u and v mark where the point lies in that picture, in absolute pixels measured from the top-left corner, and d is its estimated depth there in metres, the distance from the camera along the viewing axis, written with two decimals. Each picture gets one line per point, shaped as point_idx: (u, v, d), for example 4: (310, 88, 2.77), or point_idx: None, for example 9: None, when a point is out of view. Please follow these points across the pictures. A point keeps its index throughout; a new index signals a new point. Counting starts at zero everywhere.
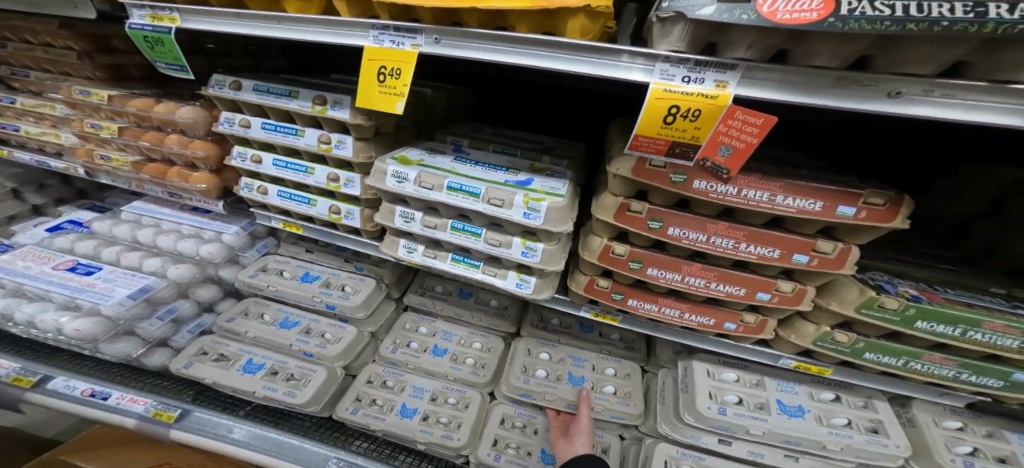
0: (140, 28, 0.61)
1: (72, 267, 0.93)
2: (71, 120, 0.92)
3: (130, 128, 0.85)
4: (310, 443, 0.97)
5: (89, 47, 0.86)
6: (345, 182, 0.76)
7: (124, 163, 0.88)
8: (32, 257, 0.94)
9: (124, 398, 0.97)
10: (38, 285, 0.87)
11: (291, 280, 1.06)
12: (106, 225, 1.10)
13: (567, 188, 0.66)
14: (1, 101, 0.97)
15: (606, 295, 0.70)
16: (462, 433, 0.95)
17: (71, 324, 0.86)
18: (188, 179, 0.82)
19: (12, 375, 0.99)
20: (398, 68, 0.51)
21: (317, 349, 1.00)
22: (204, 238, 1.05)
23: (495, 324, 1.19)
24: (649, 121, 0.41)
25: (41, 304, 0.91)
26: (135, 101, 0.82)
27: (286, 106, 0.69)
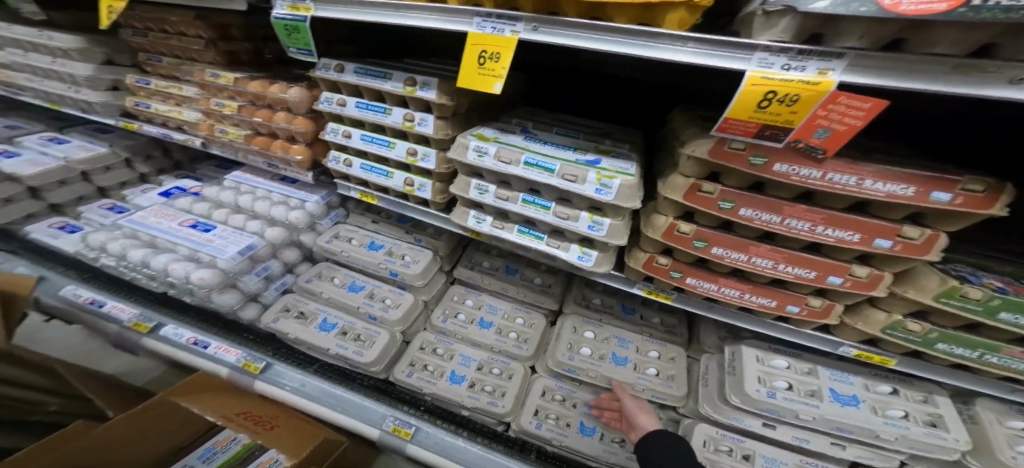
0: (281, 17, 0.69)
1: (193, 224, 1.08)
2: (198, 100, 1.05)
3: (247, 106, 0.98)
4: (369, 401, 1.08)
5: (214, 36, 0.98)
6: (422, 157, 0.85)
7: (237, 136, 1.02)
8: (161, 214, 1.12)
9: (220, 348, 1.11)
10: (170, 238, 1.03)
11: (360, 247, 1.17)
12: (215, 190, 1.23)
13: (636, 169, 0.69)
14: (136, 82, 1.13)
15: (665, 272, 0.73)
16: (506, 401, 1.03)
17: (198, 273, 0.99)
18: (289, 151, 0.95)
19: (133, 320, 1.14)
20: (498, 53, 0.56)
21: (380, 313, 1.10)
22: (290, 205, 1.16)
23: (541, 300, 1.23)
24: (742, 106, 0.43)
25: (172, 254, 1.06)
26: (253, 82, 0.92)
27: (382, 86, 0.79)
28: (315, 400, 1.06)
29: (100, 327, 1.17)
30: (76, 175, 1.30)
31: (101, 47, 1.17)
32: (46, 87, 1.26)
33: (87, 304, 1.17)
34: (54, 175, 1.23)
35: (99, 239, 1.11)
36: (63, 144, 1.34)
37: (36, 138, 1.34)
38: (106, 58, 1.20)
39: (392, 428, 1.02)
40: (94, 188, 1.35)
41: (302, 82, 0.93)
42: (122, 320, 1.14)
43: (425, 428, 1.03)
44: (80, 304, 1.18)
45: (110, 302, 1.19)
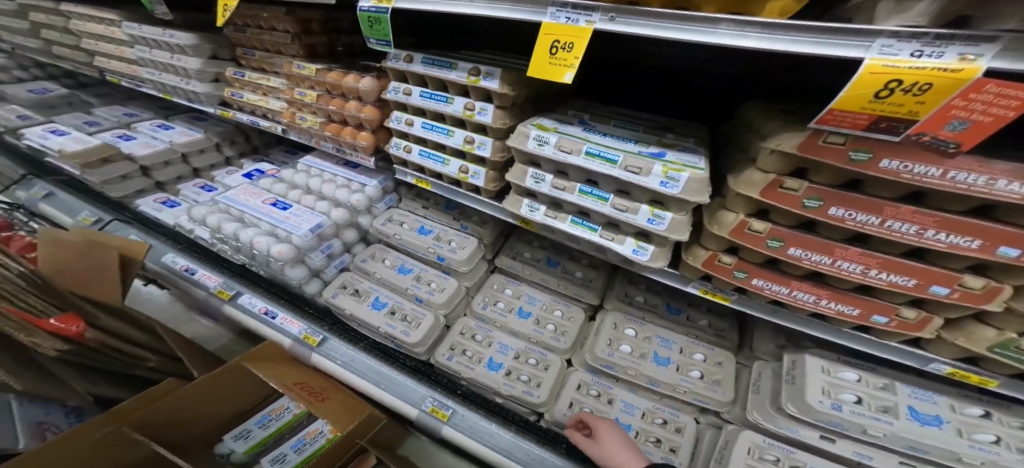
0: (366, 9, 0.72)
1: (274, 202, 1.18)
2: (284, 90, 1.15)
3: (324, 95, 1.07)
4: (410, 381, 1.12)
5: (299, 30, 1.07)
6: (478, 145, 0.86)
7: (315, 124, 1.12)
8: (249, 193, 1.22)
9: (285, 320, 1.20)
10: (255, 213, 1.15)
11: (410, 231, 1.21)
12: (290, 172, 1.32)
13: (705, 163, 0.66)
14: (234, 74, 1.25)
15: (728, 271, 0.70)
16: (542, 391, 1.03)
17: (277, 247, 1.08)
18: (356, 137, 1.04)
19: (217, 287, 1.26)
20: (571, 43, 0.55)
21: (426, 295, 1.14)
22: (353, 188, 1.23)
23: (582, 294, 1.20)
24: (854, 95, 0.41)
25: (255, 229, 1.15)
26: (331, 73, 1.02)
27: (446, 75, 0.83)
28: (363, 376, 1.12)
29: (192, 292, 1.29)
30: (178, 157, 1.56)
31: (209, 43, 1.26)
32: (161, 79, 1.36)
33: (182, 271, 1.30)
34: (162, 156, 1.50)
35: (201, 212, 1.26)
36: (168, 129, 1.62)
37: (148, 125, 1.64)
38: (211, 54, 1.30)
39: (430, 408, 1.07)
40: (190, 169, 1.60)
41: (372, 72, 1.00)
42: (209, 286, 1.26)
43: (461, 411, 1.06)
44: (177, 269, 1.31)
45: (200, 270, 1.31)
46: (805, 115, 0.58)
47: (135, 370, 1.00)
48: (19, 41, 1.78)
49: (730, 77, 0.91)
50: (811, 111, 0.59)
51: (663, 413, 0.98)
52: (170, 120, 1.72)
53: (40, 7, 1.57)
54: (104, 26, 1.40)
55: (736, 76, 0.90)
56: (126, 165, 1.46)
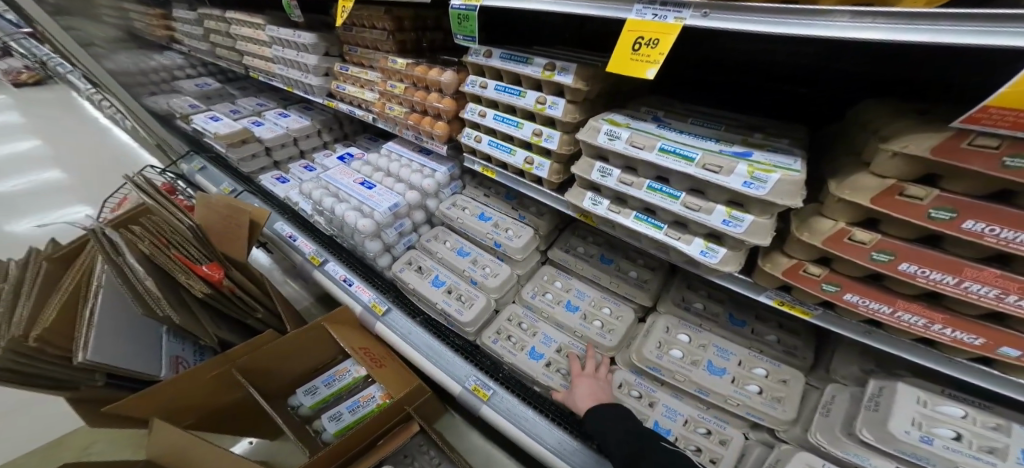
0: (456, 7, 0.77)
1: (361, 182, 1.32)
2: (378, 82, 1.28)
3: (410, 88, 1.17)
4: (457, 358, 1.19)
5: (393, 27, 1.19)
6: (546, 137, 0.90)
7: (400, 113, 1.22)
8: (342, 172, 1.37)
9: (359, 287, 1.33)
10: (346, 191, 1.29)
11: (472, 217, 1.28)
12: (375, 156, 1.46)
13: (800, 164, 0.59)
14: (340, 69, 1.40)
15: (814, 283, 0.62)
16: None
17: (362, 221, 1.21)
18: (434, 126, 1.13)
19: (311, 254, 1.43)
20: (656, 39, 0.55)
21: (481, 279, 1.20)
22: (425, 173, 1.33)
23: (636, 295, 1.18)
24: (1015, 91, 0.33)
25: (345, 204, 1.28)
26: (418, 67, 1.11)
27: (521, 70, 0.87)
28: (415, 347, 1.21)
29: (291, 255, 1.48)
30: (290, 140, 1.87)
31: (324, 41, 1.41)
32: (287, 74, 1.55)
33: (287, 237, 1.49)
34: (279, 139, 1.83)
35: (306, 186, 1.43)
36: (285, 118, 1.94)
37: (272, 113, 1.99)
38: (325, 51, 1.44)
39: (472, 386, 1.13)
40: (298, 151, 1.92)
41: (455, 66, 1.07)
42: (305, 252, 1.44)
43: (501, 393, 1.11)
44: (283, 236, 1.50)
45: (300, 238, 1.48)
46: (943, 111, 0.49)
47: (247, 320, 1.17)
48: (186, 43, 2.19)
49: (844, 71, 0.81)
50: (952, 107, 0.50)
51: (707, 423, 0.95)
52: (286, 109, 2.09)
53: (205, 15, 1.89)
54: (246, 28, 1.66)
55: (852, 71, 0.80)
56: (256, 146, 1.81)
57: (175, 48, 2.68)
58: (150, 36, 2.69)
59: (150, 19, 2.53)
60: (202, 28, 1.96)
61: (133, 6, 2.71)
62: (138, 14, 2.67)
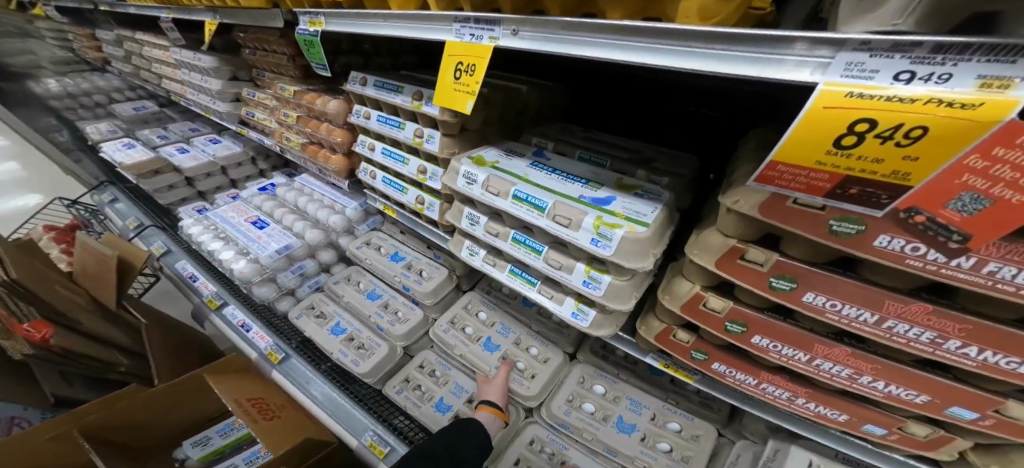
0: (302, 32, 0.69)
1: (254, 221, 1.25)
2: (277, 111, 1.19)
3: (305, 117, 1.08)
4: (358, 409, 1.02)
5: (294, 52, 1.09)
6: (430, 176, 0.80)
7: (297, 145, 1.13)
8: (236, 210, 1.30)
9: (256, 334, 1.18)
10: (234, 231, 1.21)
11: (384, 257, 1.16)
12: (284, 190, 1.38)
13: (656, 214, 0.52)
14: (249, 95, 1.30)
15: (684, 351, 0.55)
16: (534, 384, 0.93)
17: (239, 266, 1.14)
18: (330, 160, 1.03)
19: (209, 296, 1.28)
20: (474, 65, 0.49)
21: (387, 325, 1.09)
22: (335, 209, 1.27)
23: (557, 340, 1.03)
24: (800, 145, 0.28)
25: (230, 246, 1.21)
26: (308, 95, 1.01)
27: (392, 100, 0.78)
28: (314, 400, 1.05)
29: (192, 297, 1.33)
30: (218, 169, 1.76)
31: (228, 65, 1.32)
32: (200, 99, 1.45)
33: (187, 278, 1.34)
34: (204, 169, 1.71)
35: (193, 228, 1.29)
36: (216, 144, 1.84)
37: (202, 140, 1.87)
38: (233, 75, 1.35)
39: (368, 443, 0.95)
40: (228, 180, 1.81)
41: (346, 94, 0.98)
42: (203, 294, 1.29)
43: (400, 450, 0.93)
44: (183, 276, 1.35)
45: (201, 277, 1.33)
46: None
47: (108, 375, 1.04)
48: (117, 67, 2.08)
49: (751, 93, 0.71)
50: None
51: None
52: (220, 135, 1.98)
53: (126, 38, 1.79)
54: (159, 51, 1.56)
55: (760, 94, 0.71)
56: (173, 176, 1.69)
57: (114, 70, 2.55)
58: (89, 58, 2.57)
59: (85, 41, 2.42)
60: (126, 51, 1.86)
61: (71, 27, 2.59)
62: (75, 35, 2.54)
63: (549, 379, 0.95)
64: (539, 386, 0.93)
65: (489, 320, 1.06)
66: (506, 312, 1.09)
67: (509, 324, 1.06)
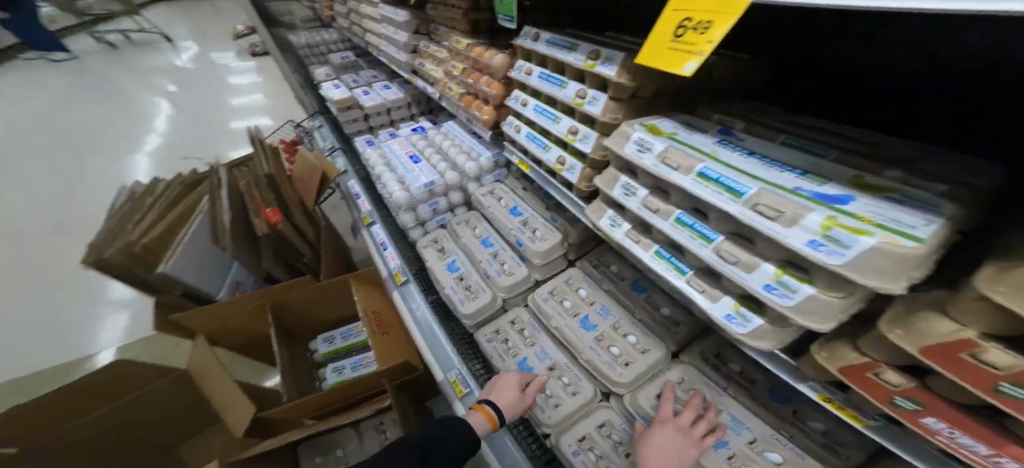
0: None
1: (411, 156, 1.43)
2: (445, 62, 1.31)
3: (468, 69, 1.16)
4: (450, 348, 1.12)
5: (468, 6, 1.16)
6: (581, 137, 0.79)
7: (455, 93, 1.22)
8: (400, 145, 1.50)
9: (390, 254, 1.36)
10: (396, 163, 1.41)
11: (504, 209, 1.23)
12: (434, 132, 1.54)
13: (931, 226, 0.37)
14: (424, 47, 1.46)
15: (880, 398, 0.39)
16: (628, 371, 0.90)
17: (395, 193, 1.32)
18: (481, 110, 1.10)
19: (364, 213, 1.53)
20: (705, 22, 0.43)
21: (494, 274, 1.15)
22: (470, 155, 1.35)
23: (662, 334, 0.96)
24: None
25: (391, 174, 1.41)
26: (476, 48, 1.08)
27: (563, 57, 0.78)
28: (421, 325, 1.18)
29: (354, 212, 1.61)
30: (384, 109, 2.04)
31: (414, 19, 1.49)
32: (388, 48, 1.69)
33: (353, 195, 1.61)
34: (376, 108, 2.01)
35: (370, 153, 1.54)
36: (387, 88, 2.13)
37: (378, 83, 2.19)
38: (416, 28, 1.52)
39: (452, 380, 1.06)
40: (390, 119, 2.08)
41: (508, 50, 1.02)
42: (362, 211, 1.54)
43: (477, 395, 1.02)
44: (351, 193, 1.63)
45: (361, 197, 1.59)
46: None
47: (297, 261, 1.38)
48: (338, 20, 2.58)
49: None
50: None
51: None
52: (390, 81, 2.29)
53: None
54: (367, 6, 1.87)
55: None
56: (358, 112, 2.02)
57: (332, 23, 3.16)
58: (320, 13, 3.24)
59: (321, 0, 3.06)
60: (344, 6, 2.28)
61: None
62: None
63: (644, 371, 0.90)
64: (633, 375, 0.89)
65: (588, 299, 1.05)
66: (606, 293, 1.05)
67: (609, 305, 1.03)
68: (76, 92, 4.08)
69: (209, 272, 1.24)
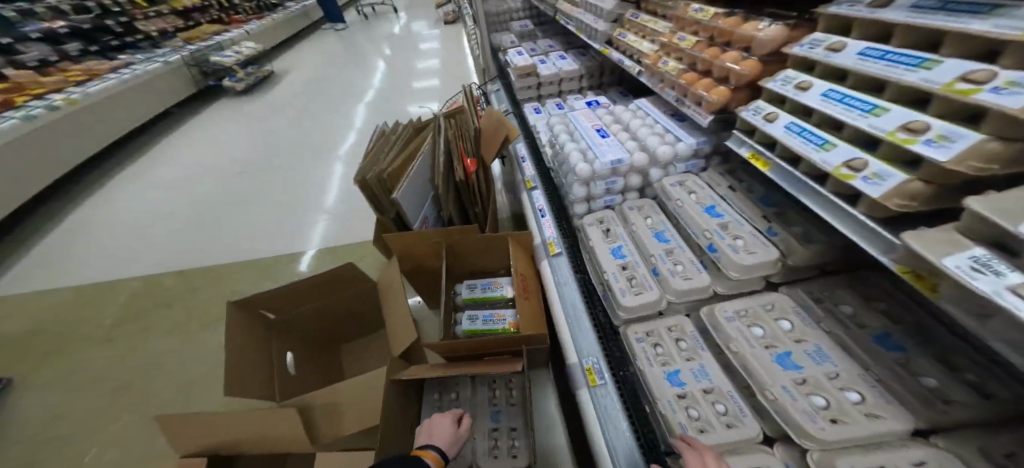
0: None
1: (597, 128, 1.39)
2: (664, 33, 1.23)
3: (703, 41, 1.04)
4: (591, 340, 1.32)
5: None
6: (931, 139, 0.49)
7: (673, 69, 1.13)
8: (587, 116, 1.51)
9: (546, 223, 1.68)
10: (582, 134, 1.42)
11: (697, 206, 1.15)
12: (623, 110, 1.52)
13: None
14: (630, 16, 1.45)
15: None
16: (833, 429, 0.81)
17: (581, 165, 1.31)
18: (710, 89, 0.97)
19: (528, 180, 1.89)
20: None
21: (666, 273, 1.19)
22: (666, 139, 1.27)
23: (912, 406, 0.83)
24: None
25: (574, 146, 1.43)
26: (729, 18, 0.95)
27: (949, 24, 0.51)
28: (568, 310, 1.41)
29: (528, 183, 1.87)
30: None
31: None
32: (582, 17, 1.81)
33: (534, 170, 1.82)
34: None
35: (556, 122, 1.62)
36: (562, 59, 2.37)
37: (554, 54, 2.43)
38: None
39: (587, 367, 1.22)
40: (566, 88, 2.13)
41: (784, 21, 0.86)
42: (525, 175, 1.92)
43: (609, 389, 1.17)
44: (517, 155, 2.05)
45: (530, 172, 1.92)
46: None
47: (475, 208, 1.77)
48: None
49: None
50: None
51: None
52: (565, 52, 2.47)
53: None
54: None
55: None
56: (534, 79, 2.32)
57: None
58: None
59: None
60: None
61: None
62: None
63: (861, 436, 0.80)
64: (841, 435, 0.80)
65: (796, 336, 1.03)
66: (828, 337, 1.00)
67: (828, 351, 0.97)
68: (336, 77, 5.74)
69: (417, 201, 1.66)
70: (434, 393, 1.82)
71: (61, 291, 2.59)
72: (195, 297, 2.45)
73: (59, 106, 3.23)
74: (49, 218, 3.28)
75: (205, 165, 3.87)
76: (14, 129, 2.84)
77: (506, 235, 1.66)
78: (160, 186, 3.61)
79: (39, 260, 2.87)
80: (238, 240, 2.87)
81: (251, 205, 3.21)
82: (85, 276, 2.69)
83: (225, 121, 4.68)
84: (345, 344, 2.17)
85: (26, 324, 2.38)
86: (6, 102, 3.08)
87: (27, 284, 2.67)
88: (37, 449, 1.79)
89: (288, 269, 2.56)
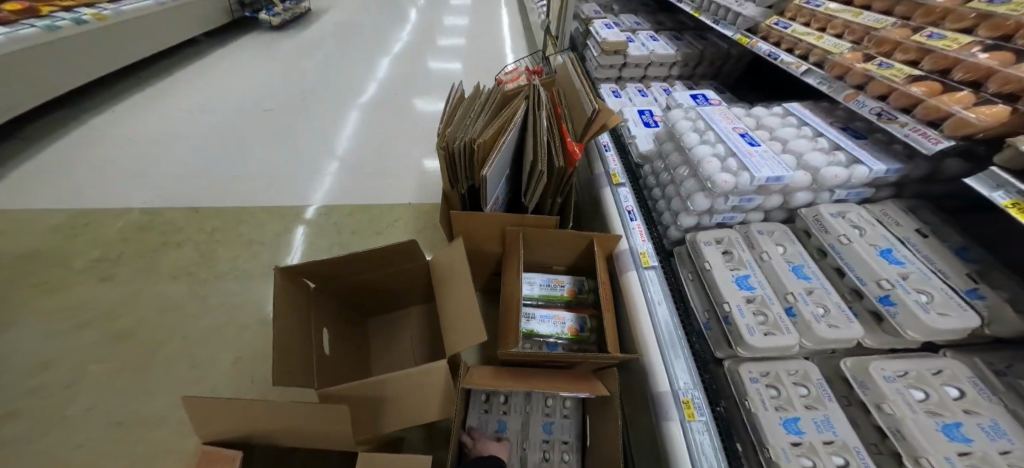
0: None
1: (742, 134, 1.21)
2: (891, 29, 1.18)
3: (976, 45, 0.96)
4: (687, 367, 1.14)
5: None
6: None
7: (900, 74, 1.06)
8: (724, 116, 1.33)
9: (636, 229, 1.49)
10: (722, 136, 1.23)
11: (869, 247, 1.00)
12: (772, 118, 1.35)
13: None
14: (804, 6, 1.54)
15: None
16: None
17: (724, 176, 1.11)
18: (977, 107, 0.86)
19: (613, 172, 1.69)
20: None
21: (807, 316, 1.00)
22: (833, 159, 1.13)
23: None
24: None
25: (708, 149, 1.22)
26: None
27: None
28: (661, 332, 1.22)
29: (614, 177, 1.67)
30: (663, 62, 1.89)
31: None
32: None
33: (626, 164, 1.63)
34: None
35: (677, 116, 1.43)
36: (654, 41, 2.10)
37: (644, 34, 2.16)
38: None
39: (683, 398, 1.07)
40: None
41: None
42: (609, 167, 1.72)
43: (709, 427, 1.01)
44: (598, 143, 1.85)
45: (612, 166, 1.72)
46: None
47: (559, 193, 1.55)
48: None
49: None
50: None
51: None
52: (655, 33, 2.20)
53: None
54: None
55: None
56: (620, 60, 2.03)
57: None
58: None
59: None
60: None
61: None
62: None
63: None
64: None
65: (966, 406, 0.90)
66: (1009, 415, 0.86)
67: (1007, 429, 0.84)
68: (368, 23, 5.34)
69: (495, 180, 1.45)
70: (481, 393, 1.63)
71: (59, 210, 2.35)
72: (209, 243, 2.22)
73: (88, 21, 2.97)
74: (51, 130, 3.00)
75: (228, 97, 3.57)
76: (32, 39, 2.59)
77: (587, 236, 1.49)
78: (176, 113, 3.32)
79: (37, 172, 2.62)
80: (259, 184, 2.63)
81: (273, 149, 2.95)
82: (88, 198, 2.45)
83: (251, 54, 4.34)
84: (369, 321, 2.00)
85: (21, 241, 2.17)
86: (30, 9, 2.78)
87: (23, 196, 2.43)
88: (22, 389, 1.61)
89: (315, 226, 2.34)
